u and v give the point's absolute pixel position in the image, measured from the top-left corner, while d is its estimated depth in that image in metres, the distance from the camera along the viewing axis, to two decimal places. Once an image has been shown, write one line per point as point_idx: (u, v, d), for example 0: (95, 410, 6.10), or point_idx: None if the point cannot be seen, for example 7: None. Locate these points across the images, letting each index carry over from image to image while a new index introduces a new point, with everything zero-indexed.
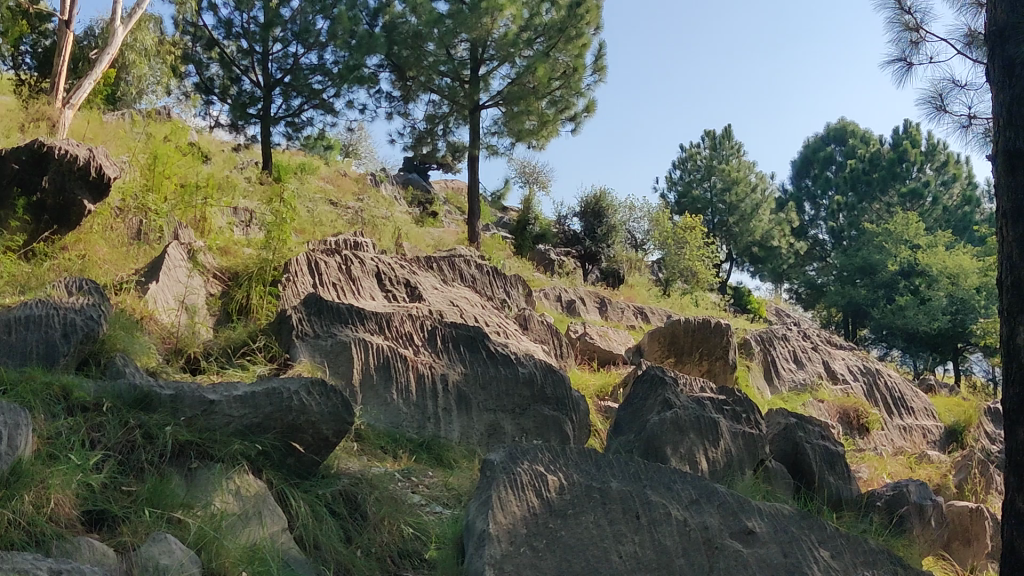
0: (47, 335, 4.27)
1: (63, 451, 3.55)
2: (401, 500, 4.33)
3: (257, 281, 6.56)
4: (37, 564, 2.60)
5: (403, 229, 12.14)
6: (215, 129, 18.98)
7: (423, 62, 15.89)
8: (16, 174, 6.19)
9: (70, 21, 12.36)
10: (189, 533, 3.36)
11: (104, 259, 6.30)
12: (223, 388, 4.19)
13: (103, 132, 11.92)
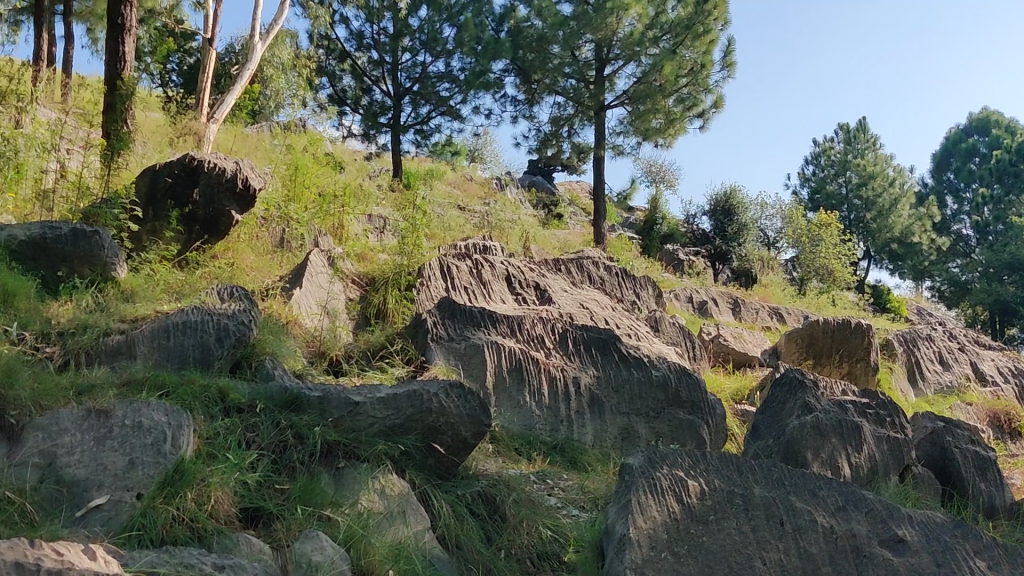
0: (202, 339, 4.46)
1: (221, 450, 3.70)
2: (538, 503, 4.37)
3: (392, 286, 6.68)
4: (201, 560, 2.71)
5: (531, 232, 12.18)
6: (348, 138, 19.54)
7: (549, 65, 15.93)
8: (169, 186, 6.37)
9: (212, 38, 12.91)
10: (339, 531, 3.47)
11: (251, 267, 6.70)
12: (367, 389, 4.31)
13: (245, 145, 12.42)
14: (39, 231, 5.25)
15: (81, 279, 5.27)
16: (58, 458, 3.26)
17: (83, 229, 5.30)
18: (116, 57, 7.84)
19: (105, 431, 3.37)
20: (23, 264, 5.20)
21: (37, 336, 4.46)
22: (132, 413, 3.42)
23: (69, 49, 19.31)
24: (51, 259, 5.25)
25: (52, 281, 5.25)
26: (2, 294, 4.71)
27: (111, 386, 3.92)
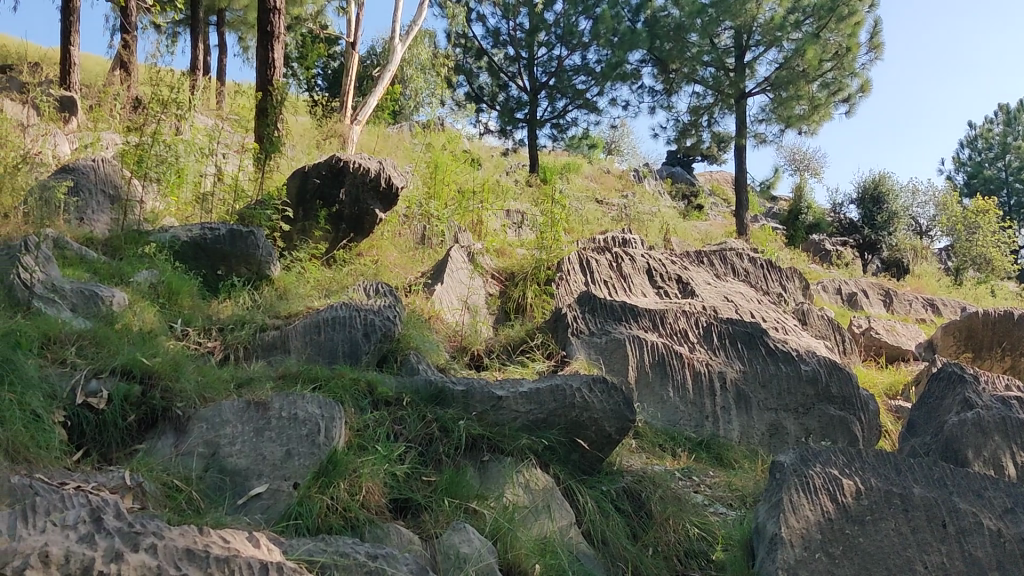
0: (351, 334, 4.58)
1: (371, 442, 3.79)
2: (685, 500, 4.29)
3: (532, 281, 6.68)
4: (356, 549, 2.79)
5: (671, 224, 11.99)
6: (486, 135, 19.75)
7: (687, 54, 15.62)
8: (317, 188, 6.55)
9: (354, 42, 13.26)
10: (486, 524, 3.50)
11: (395, 263, 6.82)
12: (509, 383, 4.32)
13: (387, 145, 12.71)
14: (199, 233, 5.55)
15: (239, 278, 5.50)
16: (220, 447, 3.39)
17: (240, 229, 5.51)
18: (266, 64, 8.16)
19: (263, 422, 3.49)
20: (185, 263, 5.49)
21: (199, 332, 4.66)
22: (288, 405, 3.55)
23: (223, 59, 20.27)
24: (211, 258, 5.50)
25: (212, 280, 5.51)
26: (167, 293, 4.96)
27: (268, 380, 4.07)
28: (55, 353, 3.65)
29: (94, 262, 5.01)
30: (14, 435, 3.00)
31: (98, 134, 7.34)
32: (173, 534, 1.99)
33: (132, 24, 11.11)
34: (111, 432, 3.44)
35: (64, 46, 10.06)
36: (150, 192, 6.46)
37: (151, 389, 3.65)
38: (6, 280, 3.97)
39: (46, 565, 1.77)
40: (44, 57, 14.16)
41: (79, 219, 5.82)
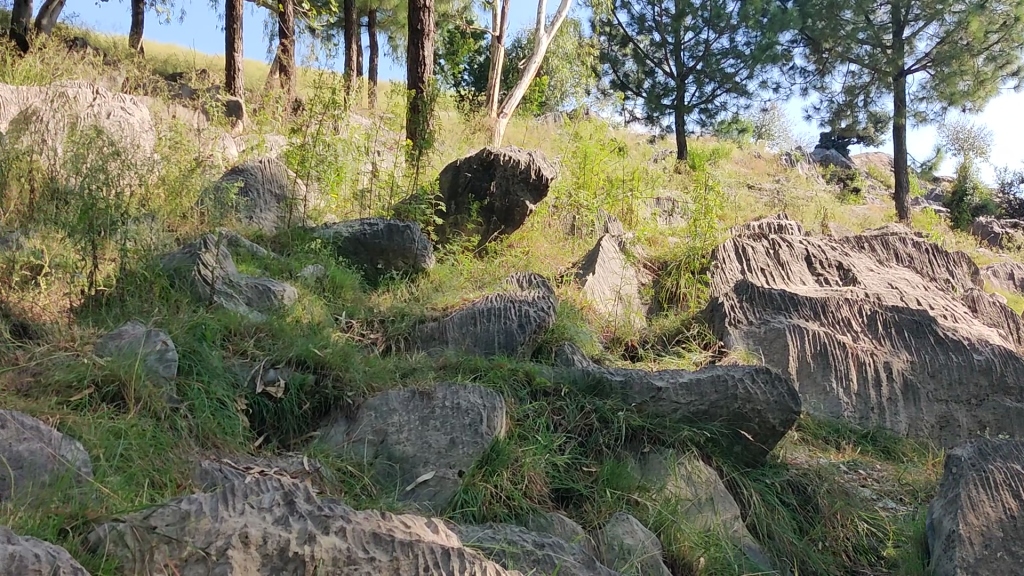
0: (506, 325, 4.58)
1: (532, 432, 3.80)
2: (853, 494, 4.16)
3: (685, 269, 6.53)
4: (523, 537, 2.82)
5: (827, 208, 11.59)
6: (632, 124, 19.64)
7: (841, 32, 15.04)
8: (469, 181, 6.64)
9: (500, 35, 13.37)
10: (649, 515, 3.49)
11: (546, 254, 6.86)
12: (669, 374, 4.28)
13: (534, 136, 12.78)
14: (360, 229, 5.74)
15: (397, 271, 5.64)
16: (388, 435, 3.47)
17: (396, 224, 5.69)
18: (418, 61, 8.34)
19: (428, 411, 3.56)
20: (347, 258, 5.68)
21: (362, 324, 4.77)
22: (451, 395, 3.61)
23: (374, 57, 20.82)
24: (371, 254, 5.68)
25: (373, 274, 5.67)
26: (332, 286, 5.15)
27: (430, 369, 4.14)
28: (235, 344, 3.85)
29: (264, 259, 5.24)
30: (202, 422, 3.18)
31: (263, 135, 7.68)
32: (359, 518, 2.07)
33: (292, 27, 11.57)
34: (288, 420, 3.61)
35: (228, 52, 10.57)
36: (313, 190, 6.71)
37: (323, 378, 3.80)
38: (188, 276, 4.19)
39: (246, 546, 1.88)
40: (211, 64, 14.92)
41: (249, 217, 6.11)
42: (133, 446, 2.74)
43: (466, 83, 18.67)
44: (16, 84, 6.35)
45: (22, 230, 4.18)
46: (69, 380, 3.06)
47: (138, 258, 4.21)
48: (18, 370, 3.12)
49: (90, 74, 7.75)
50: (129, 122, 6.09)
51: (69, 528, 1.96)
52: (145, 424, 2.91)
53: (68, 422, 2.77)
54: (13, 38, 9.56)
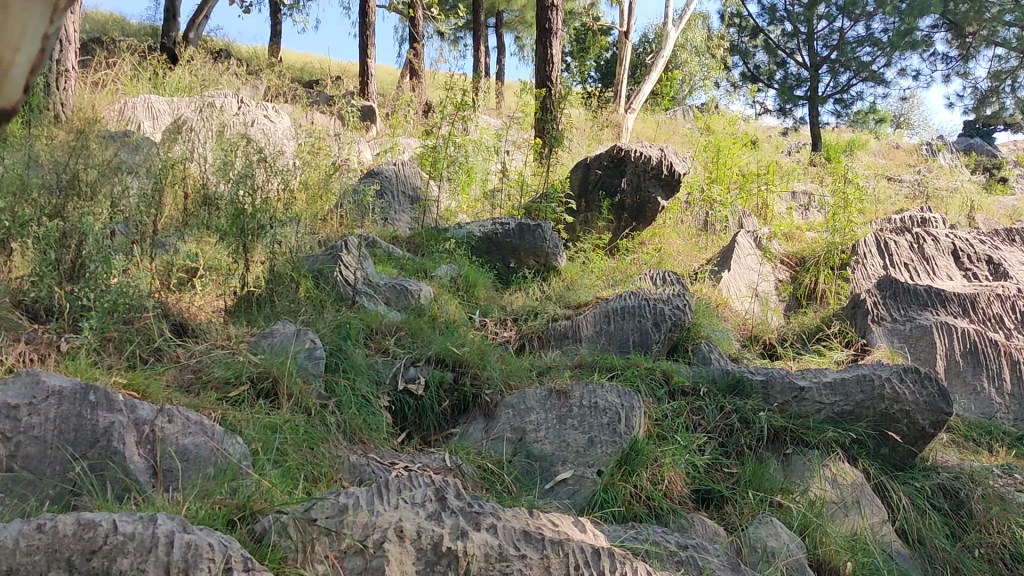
0: (640, 323, 4.50)
1: (670, 432, 3.75)
2: (1010, 500, 3.89)
3: (825, 265, 6.37)
4: (666, 538, 2.80)
5: (975, 199, 11.07)
6: (762, 116, 19.22)
7: (986, 15, 14.31)
8: (600, 178, 6.60)
9: (626, 31, 13.26)
10: (793, 518, 3.41)
11: (679, 251, 6.78)
12: (811, 373, 4.17)
13: (664, 132, 12.65)
14: (492, 229, 5.76)
15: (529, 271, 5.67)
16: (526, 433, 3.47)
17: (528, 223, 5.69)
18: (547, 60, 8.36)
19: (566, 410, 3.53)
20: (480, 258, 5.71)
21: (496, 322, 4.81)
22: (588, 394, 3.57)
23: (502, 59, 21.01)
24: (503, 252, 5.70)
25: (505, 273, 5.71)
26: (465, 285, 5.20)
27: (566, 368, 4.14)
28: (377, 343, 3.95)
29: (400, 259, 5.35)
30: (349, 418, 3.28)
31: (397, 138, 7.86)
32: (508, 516, 2.08)
33: (421, 31, 11.80)
34: (429, 417, 3.67)
35: (362, 58, 10.86)
36: (445, 190, 6.81)
37: (462, 376, 3.85)
38: (330, 278, 4.31)
39: (402, 539, 1.92)
40: (345, 70, 15.37)
41: (384, 219, 6.24)
42: (288, 440, 2.86)
43: (592, 80, 18.62)
44: (167, 95, 6.69)
45: (177, 234, 4.40)
46: (227, 377, 3.21)
47: (285, 259, 4.37)
48: (180, 368, 3.30)
49: (234, 84, 8.08)
50: (271, 129, 6.32)
51: (236, 519, 2.06)
52: (297, 419, 3.03)
53: (228, 417, 2.90)
54: (162, 52, 10.07)
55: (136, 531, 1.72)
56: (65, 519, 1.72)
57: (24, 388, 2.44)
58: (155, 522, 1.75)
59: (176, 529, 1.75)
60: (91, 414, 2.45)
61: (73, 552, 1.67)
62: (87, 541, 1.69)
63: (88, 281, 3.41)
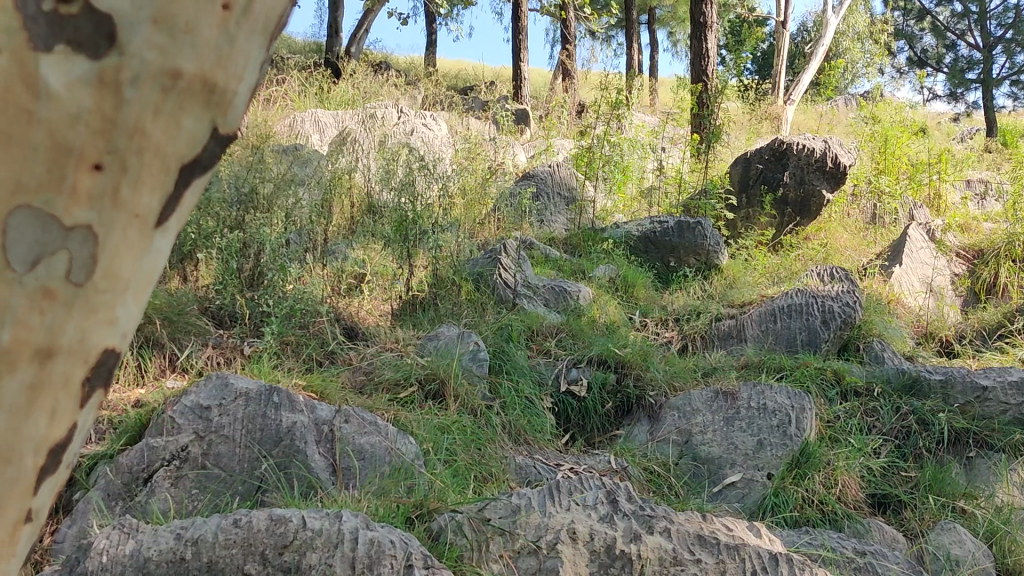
0: (808, 322, 4.36)
1: (843, 434, 3.62)
2: None
3: (1006, 257, 6.01)
4: (843, 544, 2.70)
5: None
6: (931, 102, 18.29)
7: None
8: (761, 172, 6.44)
9: (783, 21, 12.88)
10: (979, 525, 3.22)
11: (846, 245, 6.54)
12: (997, 371, 3.92)
13: (826, 123, 12.22)
14: (650, 228, 5.72)
15: (689, 269, 5.58)
16: (693, 436, 3.42)
17: (687, 221, 5.60)
18: (702, 54, 8.20)
19: (733, 411, 3.46)
20: (639, 257, 5.68)
21: (657, 322, 4.75)
22: (757, 396, 3.48)
23: (655, 55, 20.79)
24: (662, 251, 5.64)
25: (665, 273, 5.65)
26: (624, 286, 5.17)
27: (732, 368, 4.06)
28: (539, 344, 3.99)
29: (558, 261, 5.38)
30: (514, 420, 3.32)
31: (551, 141, 7.91)
32: (682, 519, 2.04)
33: (574, 34, 11.82)
34: (594, 418, 3.67)
35: (515, 62, 10.98)
36: (601, 190, 6.80)
37: (625, 377, 3.82)
38: (490, 280, 4.38)
39: (575, 542, 1.92)
40: (498, 76, 15.59)
41: (540, 221, 6.28)
42: (457, 440, 2.93)
43: (748, 73, 18.21)
44: (332, 109, 6.96)
45: (346, 241, 4.58)
46: (397, 378, 3.31)
47: (447, 263, 4.46)
48: (353, 370, 3.43)
49: (393, 95, 8.32)
50: (430, 137, 6.48)
51: (415, 517, 2.12)
52: (465, 420, 3.10)
53: (400, 418, 3.00)
54: (326, 67, 10.47)
55: (323, 527, 1.79)
56: (258, 515, 1.81)
57: (214, 390, 2.59)
58: (341, 518, 1.82)
59: (360, 526, 1.81)
60: (275, 414, 2.57)
61: (267, 546, 1.76)
62: (279, 536, 1.77)
63: (266, 289, 3.59)
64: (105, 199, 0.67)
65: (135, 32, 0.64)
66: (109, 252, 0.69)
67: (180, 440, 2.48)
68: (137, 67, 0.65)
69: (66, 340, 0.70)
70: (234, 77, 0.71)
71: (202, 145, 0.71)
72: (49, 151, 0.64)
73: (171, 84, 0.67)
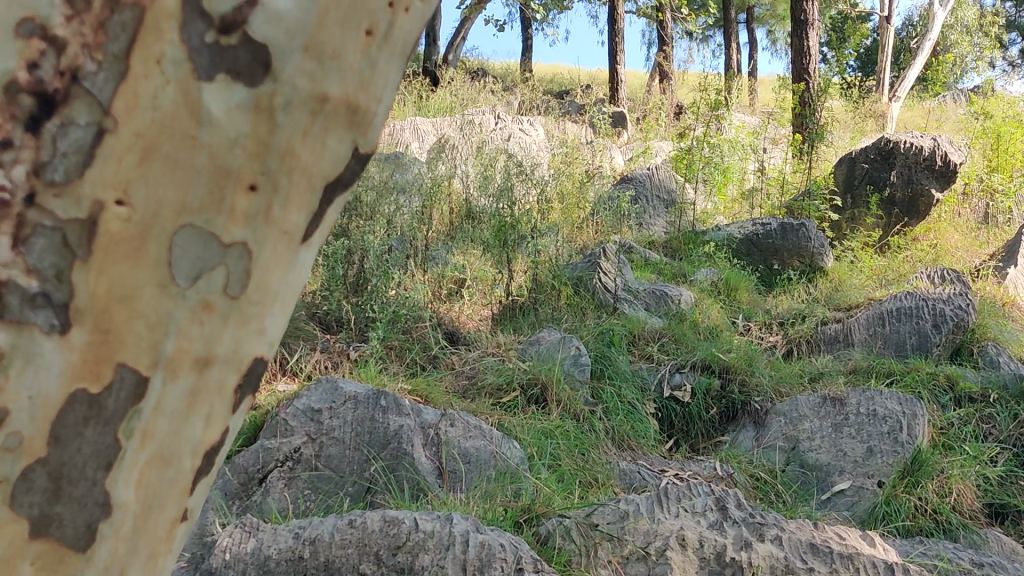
0: (918, 325, 4.24)
1: (958, 442, 3.50)
2: None
3: None
4: (959, 555, 2.62)
5: None
6: None
7: None
8: (866, 173, 6.26)
9: (886, 15, 12.50)
10: None
11: (956, 246, 6.32)
12: None
13: (932, 119, 11.82)
14: (753, 230, 5.63)
15: (794, 271, 5.47)
16: (800, 442, 3.37)
17: (791, 222, 5.49)
18: (803, 52, 7.98)
19: (842, 418, 3.39)
20: (741, 259, 5.61)
21: (761, 326, 4.67)
22: (866, 401, 3.41)
23: (753, 55, 20.43)
24: (764, 253, 5.55)
25: (768, 275, 5.56)
26: (726, 289, 5.11)
27: (840, 373, 3.97)
28: (641, 349, 3.98)
29: (658, 264, 5.35)
30: (617, 425, 3.31)
31: (648, 143, 7.87)
32: (793, 527, 2.01)
33: (669, 35, 11.71)
34: (697, 424, 3.64)
35: (611, 65, 10.95)
36: (700, 192, 6.73)
37: (729, 382, 3.78)
38: (590, 284, 4.37)
39: (684, 548, 1.91)
40: (593, 78, 15.56)
41: (639, 224, 6.30)
42: (561, 445, 2.95)
43: (849, 69, 17.72)
44: (430, 116, 7.06)
45: (445, 246, 4.63)
46: (500, 383, 3.36)
47: (547, 267, 4.47)
48: (455, 374, 3.49)
49: (489, 101, 8.38)
50: (527, 142, 6.51)
51: (523, 521, 2.15)
52: (568, 425, 3.10)
53: (504, 422, 3.03)
54: (423, 74, 10.60)
55: (434, 529, 1.83)
56: (373, 516, 1.86)
57: (324, 393, 2.66)
58: (452, 521, 1.85)
59: (470, 528, 1.85)
60: (383, 417, 2.63)
61: (380, 546, 1.80)
62: (392, 536, 1.81)
63: (371, 295, 3.67)
64: (259, 218, 0.76)
65: (288, 60, 0.72)
66: (261, 268, 0.78)
67: (293, 441, 2.55)
68: (291, 92, 0.73)
69: (222, 348, 0.79)
70: (375, 99, 0.79)
71: (345, 162, 0.80)
72: (211, 173, 0.72)
73: (320, 108, 0.75)
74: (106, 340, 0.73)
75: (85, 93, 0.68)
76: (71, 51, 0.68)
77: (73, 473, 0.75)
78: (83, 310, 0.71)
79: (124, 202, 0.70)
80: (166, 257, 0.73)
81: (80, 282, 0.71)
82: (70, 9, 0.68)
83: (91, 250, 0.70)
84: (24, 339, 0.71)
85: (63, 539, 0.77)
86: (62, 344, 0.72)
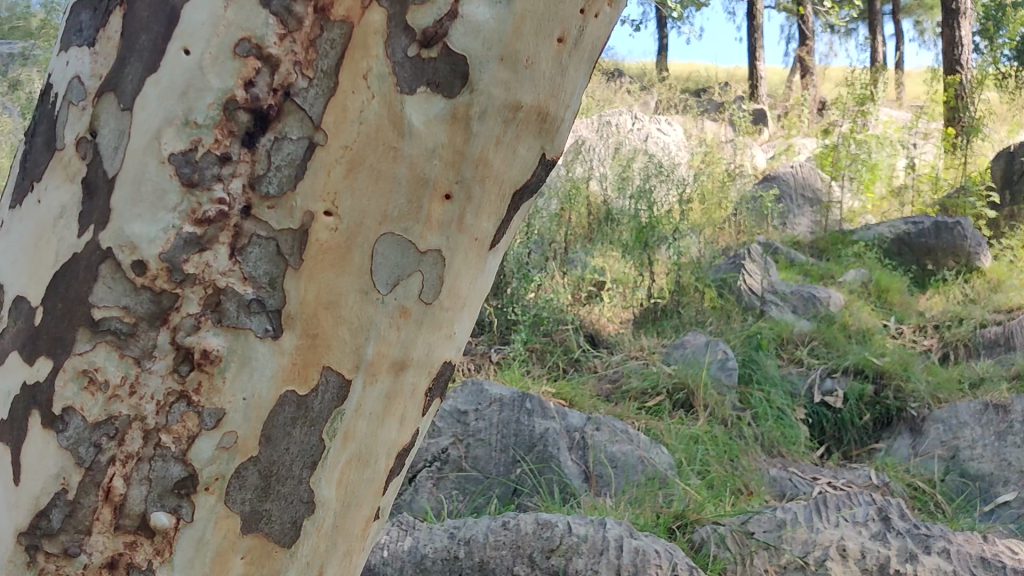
0: None
1: None
2: None
3: None
4: None
5: None
6: None
7: None
8: None
9: None
10: None
11: None
12: None
13: None
14: (904, 229, 5.42)
15: (949, 270, 5.24)
16: (960, 451, 3.21)
17: (945, 221, 5.29)
18: (955, 42, 7.58)
19: (1006, 426, 3.23)
20: (892, 259, 5.40)
21: (915, 329, 4.49)
22: None
23: (900, 46, 19.49)
24: (917, 253, 5.36)
25: (921, 275, 5.34)
26: (877, 290, 4.91)
27: (1003, 378, 3.75)
28: (790, 353, 3.89)
29: (804, 265, 5.20)
30: (767, 431, 3.24)
31: (791, 141, 7.68)
32: (961, 540, 1.92)
33: (811, 29, 11.35)
34: (850, 431, 3.52)
35: (751, 62, 10.69)
36: (846, 191, 6.51)
37: (885, 388, 3.64)
38: (734, 287, 4.29)
39: (845, 559, 1.85)
40: (731, 75, 15.21)
41: (783, 224, 6.18)
42: (709, 450, 2.91)
43: (1005, 59, 16.74)
44: None
45: (585, 249, 4.62)
46: (644, 387, 3.35)
47: (689, 268, 4.40)
48: (598, 378, 3.49)
49: (627, 102, 8.33)
50: (665, 142, 6.45)
51: (675, 528, 2.12)
52: (715, 430, 3.07)
53: (652, 428, 3.02)
54: None
55: (588, 534, 1.83)
56: (526, 518, 1.88)
57: (471, 395, 2.69)
58: (605, 526, 1.86)
59: (624, 534, 1.84)
60: (528, 420, 2.65)
61: (534, 549, 1.81)
62: (545, 539, 1.82)
63: (511, 298, 3.70)
64: (452, 226, 0.93)
65: (484, 69, 0.89)
66: (453, 274, 0.96)
67: (441, 443, 2.59)
68: (488, 103, 0.91)
69: (417, 352, 0.97)
70: (561, 107, 0.97)
71: (533, 171, 0.98)
72: (413, 183, 0.90)
73: (513, 116, 0.92)
74: (313, 344, 0.91)
75: (297, 107, 0.87)
76: (286, 69, 0.86)
77: (282, 470, 0.93)
78: (293, 315, 0.90)
79: (332, 212, 0.88)
80: (368, 265, 0.91)
81: (292, 288, 0.89)
82: (283, 28, 0.86)
83: (303, 259, 0.89)
84: (240, 344, 0.89)
85: (273, 534, 0.95)
86: (274, 348, 0.90)
